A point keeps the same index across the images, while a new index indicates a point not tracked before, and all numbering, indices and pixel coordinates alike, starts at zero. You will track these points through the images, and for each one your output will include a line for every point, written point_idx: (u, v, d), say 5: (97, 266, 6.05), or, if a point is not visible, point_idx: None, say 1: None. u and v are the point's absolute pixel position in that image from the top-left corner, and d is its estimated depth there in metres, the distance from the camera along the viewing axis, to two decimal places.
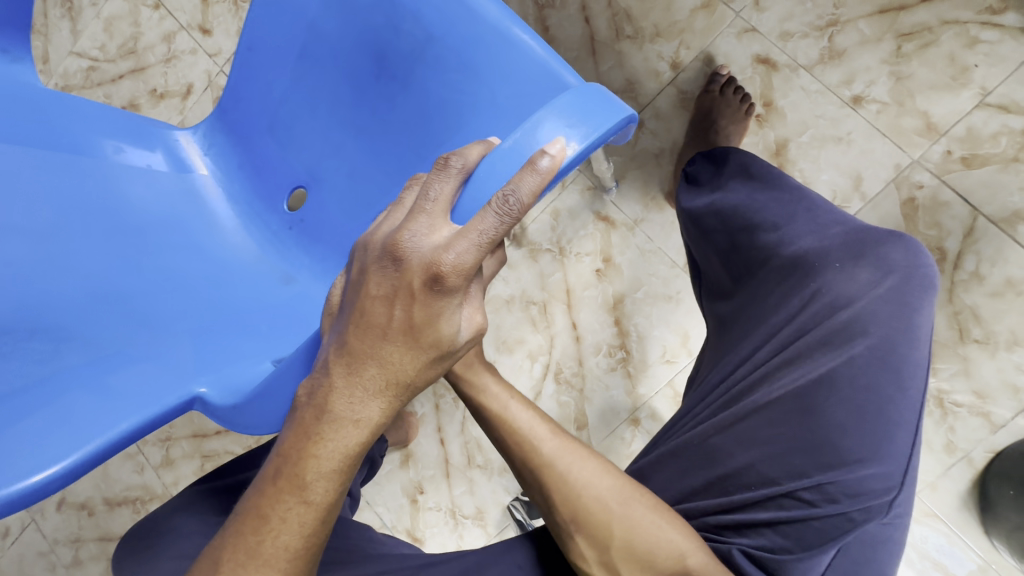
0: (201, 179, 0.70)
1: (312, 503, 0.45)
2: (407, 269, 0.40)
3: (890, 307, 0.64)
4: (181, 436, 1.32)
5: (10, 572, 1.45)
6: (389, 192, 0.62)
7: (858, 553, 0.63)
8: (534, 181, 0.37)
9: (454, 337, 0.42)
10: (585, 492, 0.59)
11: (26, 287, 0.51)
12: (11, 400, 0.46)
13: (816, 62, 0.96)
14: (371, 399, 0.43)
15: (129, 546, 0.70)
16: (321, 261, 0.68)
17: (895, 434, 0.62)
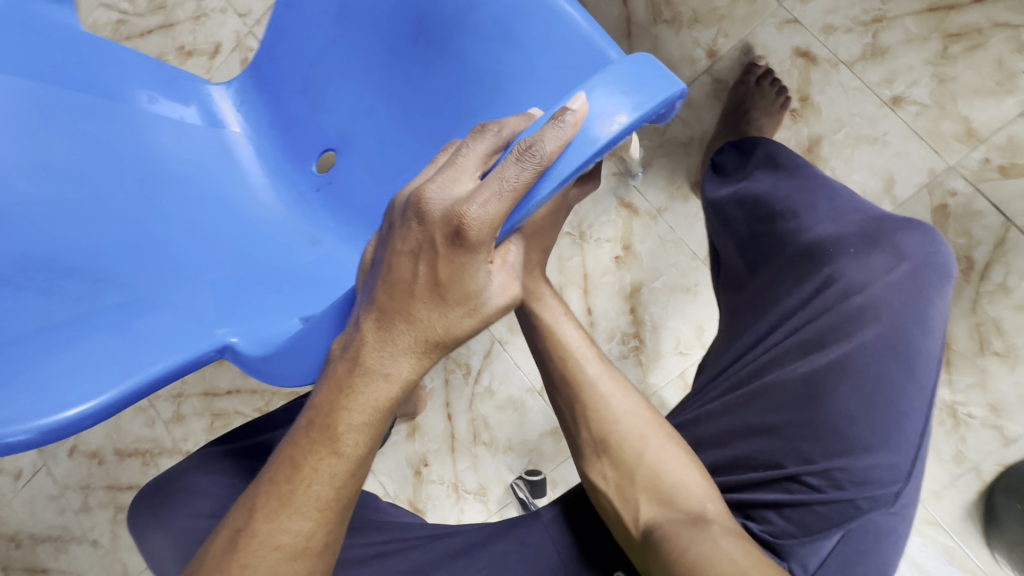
0: (232, 135, 0.70)
1: (344, 455, 0.45)
2: (428, 221, 0.40)
3: (903, 295, 0.63)
4: (192, 394, 1.34)
5: (21, 513, 1.49)
6: (420, 158, 0.62)
7: (860, 542, 0.60)
8: (557, 133, 0.36)
9: (482, 296, 0.42)
10: (621, 423, 0.63)
11: (61, 225, 0.52)
12: (45, 335, 0.46)
13: (858, 59, 0.94)
14: (397, 350, 0.43)
15: (150, 506, 0.72)
16: (346, 224, 0.68)
17: (903, 424, 0.61)
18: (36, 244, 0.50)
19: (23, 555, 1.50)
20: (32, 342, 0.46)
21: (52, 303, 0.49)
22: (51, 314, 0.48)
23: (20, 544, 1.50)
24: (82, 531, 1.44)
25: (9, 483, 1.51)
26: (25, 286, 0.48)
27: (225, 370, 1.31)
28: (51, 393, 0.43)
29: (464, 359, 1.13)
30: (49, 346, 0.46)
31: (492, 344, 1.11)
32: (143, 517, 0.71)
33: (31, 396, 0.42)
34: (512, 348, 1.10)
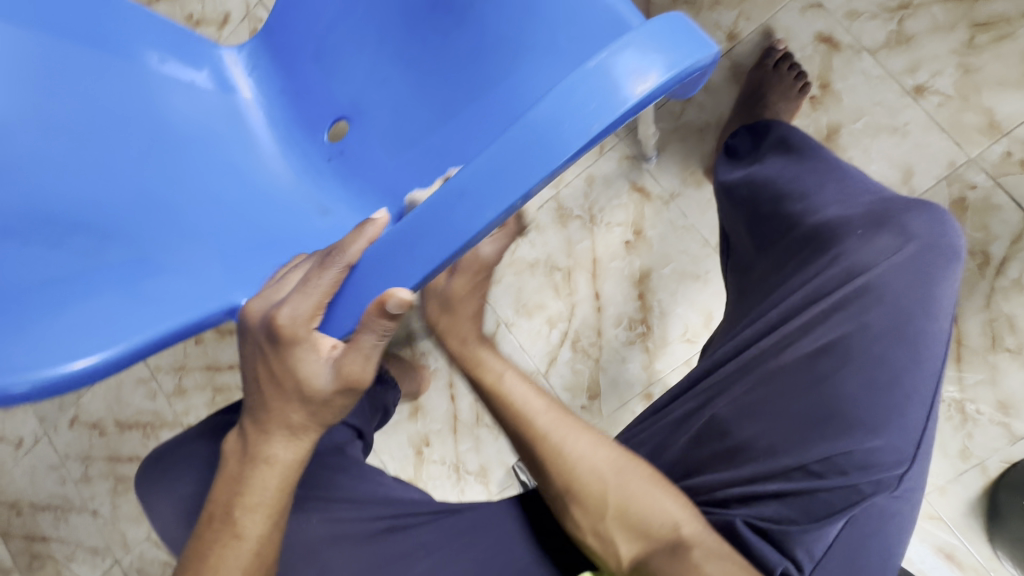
0: (243, 100, 0.69)
1: (259, 503, 0.52)
2: (248, 326, 0.48)
3: (903, 276, 0.62)
4: (195, 367, 1.34)
5: (22, 481, 1.50)
6: (434, 129, 0.61)
7: (865, 524, 0.60)
8: (358, 240, 0.41)
9: (326, 380, 0.47)
10: (580, 464, 0.58)
11: (69, 180, 0.51)
12: (49, 290, 0.45)
13: (882, 46, 0.92)
14: (271, 412, 0.50)
15: (155, 472, 0.72)
16: (359, 196, 0.67)
17: (908, 408, 0.61)
18: (37, 198, 0.49)
19: (23, 523, 1.51)
20: (39, 296, 0.44)
21: (57, 257, 0.47)
22: (59, 267, 0.47)
23: (21, 512, 1.51)
24: (83, 501, 1.44)
25: (10, 451, 1.51)
26: (31, 241, 0.47)
27: (228, 344, 1.30)
28: (49, 345, 0.41)
29: None
30: (55, 300, 0.44)
31: (498, 326, 1.10)
32: (149, 483, 0.71)
33: (33, 348, 0.41)
34: (517, 331, 1.10)
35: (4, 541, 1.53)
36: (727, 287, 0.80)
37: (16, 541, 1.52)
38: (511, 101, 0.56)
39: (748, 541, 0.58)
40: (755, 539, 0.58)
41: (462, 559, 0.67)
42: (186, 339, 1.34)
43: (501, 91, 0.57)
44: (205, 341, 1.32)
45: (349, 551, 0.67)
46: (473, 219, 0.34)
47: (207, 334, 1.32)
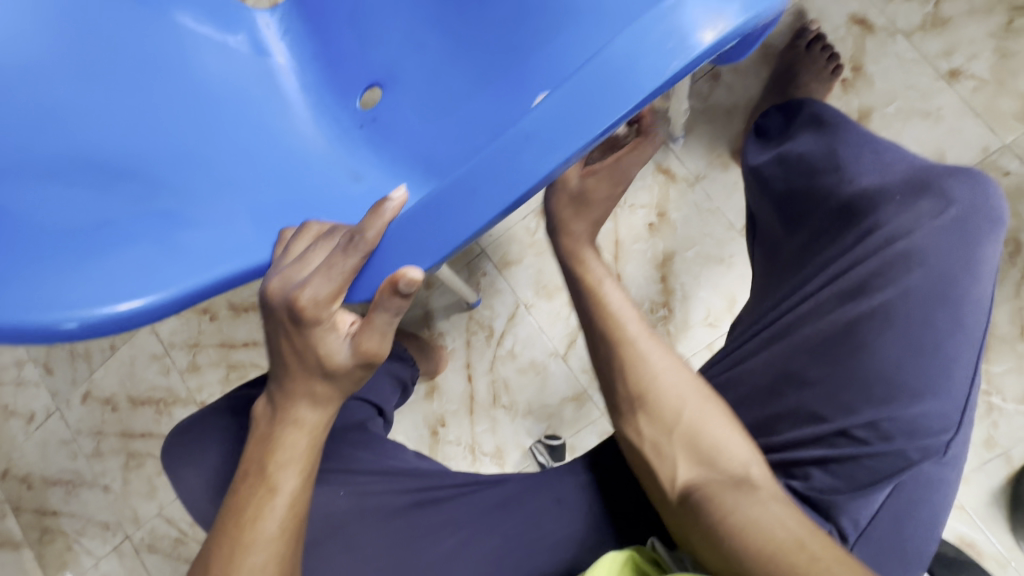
0: (277, 64, 0.67)
1: (279, 490, 0.49)
2: (270, 306, 0.45)
3: (949, 240, 0.61)
4: (209, 344, 1.33)
5: (33, 455, 1.50)
6: (471, 95, 0.60)
7: (911, 491, 0.61)
8: (378, 223, 0.40)
9: (343, 356, 0.46)
10: (659, 380, 0.58)
11: (101, 126, 0.49)
12: (80, 237, 0.42)
13: (917, 28, 0.91)
14: (292, 383, 0.48)
15: (182, 444, 0.71)
16: (393, 162, 0.65)
17: (952, 370, 0.60)
18: (77, 143, 0.47)
19: (34, 497, 1.50)
20: (85, 236, 0.42)
21: (101, 197, 0.45)
22: (104, 207, 0.45)
23: (32, 486, 1.50)
24: (94, 476, 1.44)
25: (22, 425, 1.51)
26: (78, 183, 0.45)
27: (244, 322, 1.30)
28: (78, 283, 0.40)
29: (486, 321, 1.12)
30: (101, 241, 0.43)
31: (518, 306, 1.10)
32: (176, 455, 0.71)
33: (70, 287, 0.40)
34: (536, 313, 1.09)
35: (14, 515, 1.53)
36: (756, 266, 0.79)
37: (26, 515, 1.51)
38: (555, 69, 0.54)
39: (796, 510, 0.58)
40: (803, 507, 0.58)
41: (493, 539, 0.67)
42: (201, 316, 1.34)
43: (543, 57, 0.55)
44: (220, 318, 1.32)
45: (380, 524, 0.68)
46: (543, 161, 0.33)
47: (223, 311, 1.32)
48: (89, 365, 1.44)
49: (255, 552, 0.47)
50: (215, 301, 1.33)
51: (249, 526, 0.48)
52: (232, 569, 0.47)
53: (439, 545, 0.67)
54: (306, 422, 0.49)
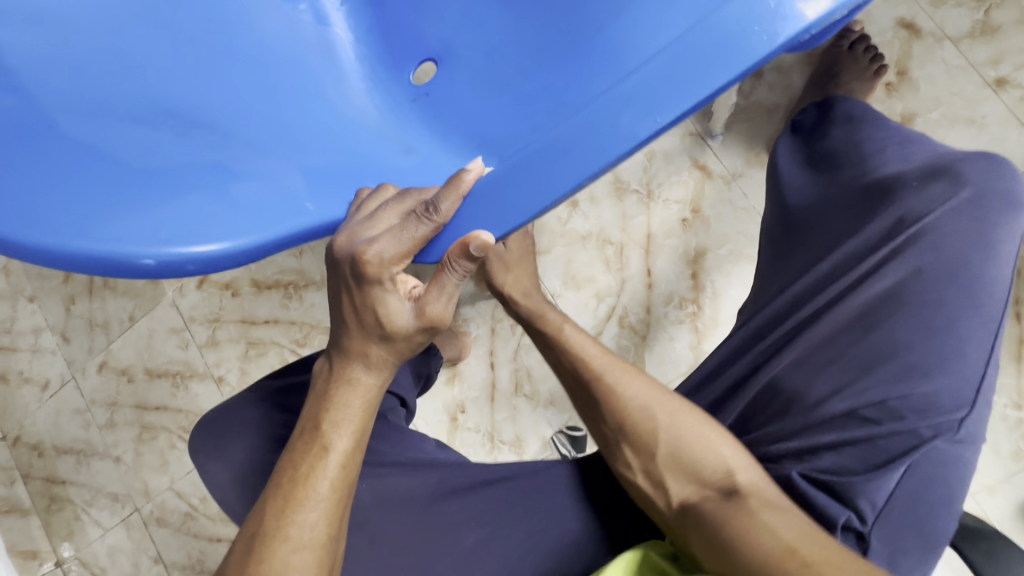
0: (337, 35, 0.65)
1: (334, 449, 0.47)
2: (335, 258, 0.44)
3: (965, 221, 0.58)
4: (230, 320, 1.33)
5: (45, 424, 1.50)
6: (531, 72, 0.56)
7: (927, 473, 0.53)
8: (456, 195, 0.40)
9: (404, 323, 0.45)
10: (635, 406, 0.58)
11: (163, 81, 0.49)
12: (126, 181, 0.41)
13: (965, 35, 0.91)
14: (351, 343, 0.47)
15: (213, 430, 0.65)
16: (445, 136, 0.61)
17: (964, 350, 0.55)
18: (149, 93, 0.48)
19: (43, 466, 1.50)
20: (161, 176, 0.42)
21: (177, 142, 0.45)
22: (176, 153, 0.44)
23: (42, 454, 1.50)
24: (105, 447, 1.44)
25: (35, 392, 1.51)
26: (160, 128, 0.46)
27: (266, 299, 1.31)
28: (158, 223, 0.41)
29: None
30: (169, 182, 0.42)
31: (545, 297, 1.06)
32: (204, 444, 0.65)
33: (130, 230, 0.40)
34: (563, 304, 1.06)
35: (22, 483, 1.52)
36: (761, 245, 0.73)
37: (35, 484, 1.51)
38: (619, 46, 0.49)
39: (806, 493, 0.53)
40: (813, 492, 0.53)
41: (516, 533, 0.60)
42: (222, 291, 1.34)
43: (602, 32, 0.50)
44: (243, 294, 1.32)
45: (401, 515, 0.60)
46: (640, 124, 0.33)
47: (245, 288, 1.32)
48: (106, 336, 1.44)
49: (307, 509, 0.45)
50: (238, 278, 1.33)
51: (305, 482, 0.46)
52: (283, 524, 0.45)
53: (464, 543, 0.59)
54: (369, 387, 0.48)
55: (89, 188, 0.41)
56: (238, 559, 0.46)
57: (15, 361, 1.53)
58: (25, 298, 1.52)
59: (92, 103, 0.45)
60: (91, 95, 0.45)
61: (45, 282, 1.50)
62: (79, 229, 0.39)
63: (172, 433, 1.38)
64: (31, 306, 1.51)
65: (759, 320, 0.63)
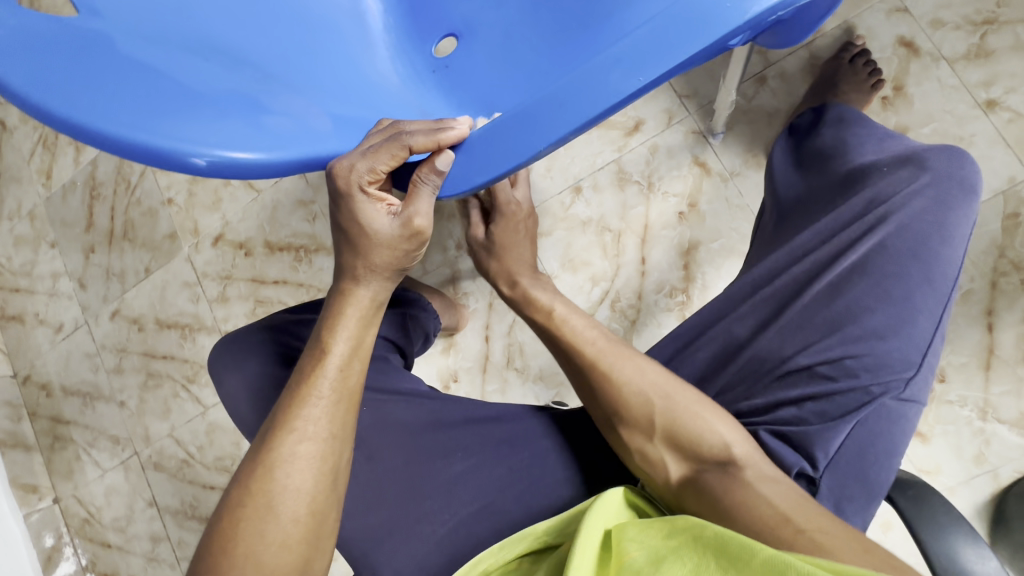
0: (367, 7, 0.70)
1: (330, 354, 0.52)
2: (325, 175, 0.49)
3: (927, 202, 0.62)
4: (241, 278, 1.39)
5: (55, 364, 1.56)
6: (541, 54, 0.61)
7: (874, 426, 0.57)
8: (429, 134, 0.45)
9: (386, 231, 0.50)
10: (626, 389, 0.62)
11: (208, 21, 0.54)
12: (170, 93, 0.44)
13: (961, 57, 0.96)
14: (344, 258, 0.52)
15: (232, 349, 0.70)
16: (457, 106, 0.67)
17: (917, 319, 0.59)
18: (195, 29, 0.52)
19: (50, 405, 1.56)
20: (214, 95, 0.46)
21: (227, 72, 0.50)
22: (221, 79, 0.48)
23: (50, 394, 1.56)
24: (111, 391, 1.50)
25: (48, 334, 1.58)
26: (211, 59, 0.50)
27: (277, 261, 1.36)
28: (196, 130, 0.44)
29: None
30: (209, 100, 0.45)
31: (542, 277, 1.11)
32: (223, 359, 0.69)
33: (175, 132, 0.43)
34: (559, 285, 1.11)
35: (29, 420, 1.59)
36: (759, 226, 0.79)
37: (40, 422, 1.57)
38: (613, 28, 0.56)
39: (772, 450, 0.58)
40: (776, 445, 0.58)
41: (497, 469, 0.65)
42: (236, 251, 1.40)
43: (601, 19, 0.57)
44: (255, 254, 1.38)
45: (399, 442, 0.65)
46: (626, 82, 0.38)
47: (258, 249, 1.38)
48: (121, 285, 1.50)
49: (310, 405, 0.50)
50: (252, 239, 1.39)
51: (307, 382, 0.51)
52: (291, 418, 0.50)
53: (449, 471, 0.64)
54: (363, 299, 0.53)
55: (132, 92, 0.43)
56: (252, 450, 0.50)
57: (32, 304, 1.60)
58: (47, 244, 1.59)
59: (140, 29, 0.49)
60: (142, 23, 0.49)
61: (67, 231, 1.57)
62: (125, 123, 0.42)
63: (175, 382, 1.43)
64: (52, 252, 1.58)
65: (742, 286, 0.66)
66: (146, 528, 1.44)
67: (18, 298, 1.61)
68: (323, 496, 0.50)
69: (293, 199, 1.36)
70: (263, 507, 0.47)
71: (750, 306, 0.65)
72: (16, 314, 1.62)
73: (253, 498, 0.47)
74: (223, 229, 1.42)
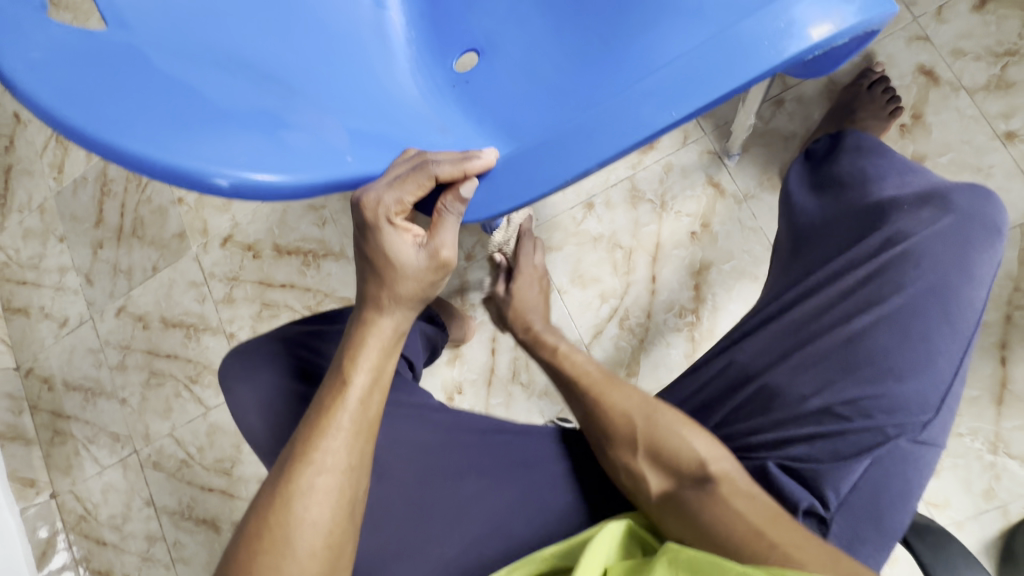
0: (391, 19, 0.70)
1: (350, 385, 0.51)
2: (352, 209, 0.49)
3: (947, 243, 0.61)
4: (248, 280, 1.39)
5: (58, 359, 1.56)
6: (562, 73, 0.61)
7: (889, 468, 0.56)
8: (456, 164, 0.44)
9: (412, 264, 0.49)
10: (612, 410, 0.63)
11: (233, 35, 0.54)
12: (191, 111, 0.44)
13: (981, 87, 0.95)
14: (367, 286, 0.52)
15: (245, 360, 0.70)
16: (478, 122, 0.65)
17: (935, 360, 0.59)
18: (218, 43, 0.52)
19: (51, 399, 1.56)
20: (236, 113, 0.46)
21: (251, 88, 0.49)
22: (246, 97, 0.48)
23: (52, 388, 1.56)
24: (113, 388, 1.49)
25: (53, 328, 1.58)
26: (236, 74, 0.50)
27: (285, 264, 1.36)
28: (219, 149, 0.43)
29: None
30: (229, 118, 0.45)
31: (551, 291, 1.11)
32: (235, 370, 0.69)
33: (197, 151, 0.43)
34: (567, 300, 1.10)
35: (30, 413, 1.58)
36: (775, 250, 0.77)
37: (42, 416, 1.57)
38: (637, 59, 0.56)
39: (781, 484, 0.57)
40: (789, 483, 0.57)
41: (507, 489, 0.64)
42: (245, 252, 1.40)
43: (625, 48, 0.57)
44: (263, 257, 1.38)
45: (408, 460, 0.65)
46: (658, 115, 0.37)
47: (266, 251, 1.38)
48: (128, 282, 1.50)
49: (329, 437, 0.49)
50: (261, 241, 1.39)
51: (328, 412, 0.50)
52: (308, 449, 0.49)
53: (458, 491, 0.64)
54: (386, 329, 0.52)
55: (159, 112, 0.43)
56: (271, 479, 0.49)
57: (38, 297, 1.60)
58: (56, 238, 1.59)
59: (164, 42, 0.48)
60: (166, 36, 0.49)
61: (76, 225, 1.57)
62: (149, 140, 0.42)
63: (178, 381, 1.43)
64: (60, 246, 1.58)
65: (760, 317, 0.67)
66: (142, 527, 1.43)
67: (24, 291, 1.61)
68: (340, 530, 0.48)
69: (304, 203, 1.36)
70: (280, 541, 0.46)
71: (765, 338, 0.65)
72: (21, 307, 1.62)
73: (271, 530, 0.46)
74: (232, 230, 1.42)
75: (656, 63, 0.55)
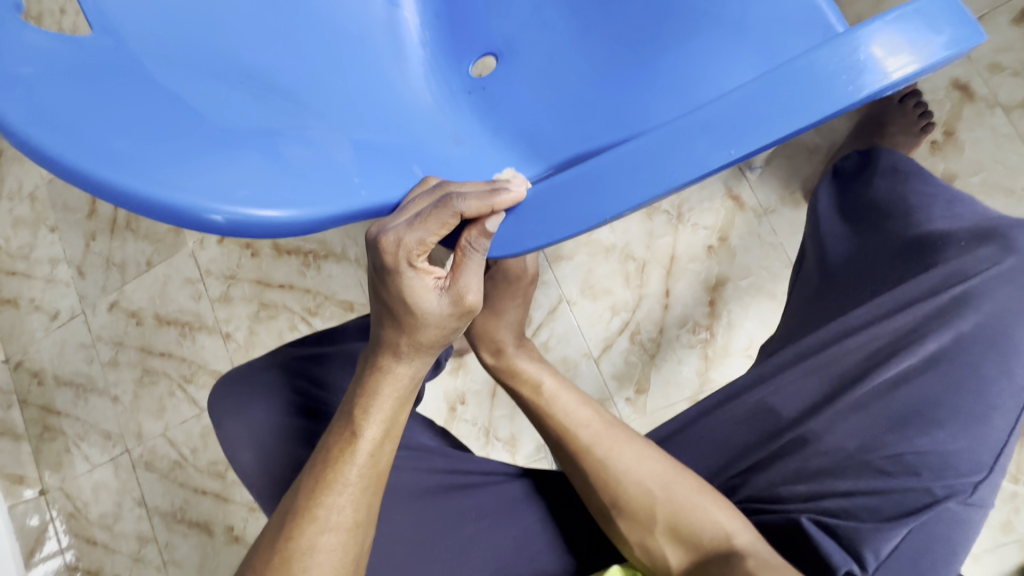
0: (404, 18, 0.65)
1: (360, 437, 0.47)
2: (370, 247, 0.45)
3: (1010, 288, 0.58)
4: (246, 279, 1.34)
5: (50, 352, 1.52)
6: (590, 84, 0.57)
7: (933, 529, 0.54)
8: (482, 199, 0.40)
9: (435, 311, 0.45)
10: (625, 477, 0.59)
11: (234, 42, 0.49)
12: (184, 135, 0.40)
13: (1018, 104, 0.91)
14: (385, 331, 0.48)
15: (235, 392, 0.66)
16: (496, 133, 0.61)
17: (990, 417, 0.55)
18: (216, 50, 0.47)
19: (41, 394, 1.52)
20: (235, 134, 0.41)
21: (253, 103, 0.45)
22: (247, 115, 0.43)
23: (42, 382, 1.52)
24: (105, 385, 1.45)
25: (44, 321, 1.53)
26: (238, 87, 0.46)
27: (285, 264, 1.32)
28: (219, 179, 0.39)
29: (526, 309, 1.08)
30: (226, 140, 0.41)
31: (559, 302, 1.07)
32: (225, 404, 0.66)
33: (193, 184, 0.39)
34: (576, 312, 1.06)
35: (19, 407, 1.54)
36: (801, 278, 0.75)
37: (31, 410, 1.53)
38: (679, 83, 0.52)
39: (816, 542, 0.53)
40: (824, 541, 0.53)
41: (512, 530, 0.63)
42: (242, 250, 1.35)
43: (663, 69, 0.53)
44: (261, 255, 1.33)
45: (411, 501, 0.63)
46: (713, 154, 0.33)
47: (265, 250, 1.33)
48: (121, 276, 1.45)
49: (336, 493, 0.46)
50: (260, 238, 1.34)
51: (334, 466, 0.47)
52: (313, 505, 0.46)
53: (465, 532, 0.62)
54: (402, 377, 0.49)
55: (150, 135, 0.39)
56: (270, 534, 0.46)
57: (28, 288, 1.55)
58: (47, 227, 1.54)
59: (158, 51, 0.44)
60: (160, 44, 0.44)
61: (68, 215, 1.52)
62: (142, 171, 0.38)
63: (172, 380, 1.39)
64: (52, 236, 1.53)
65: (794, 350, 0.63)
66: (134, 528, 1.40)
67: (15, 281, 1.57)
68: None
69: None
70: None
71: (798, 378, 0.61)
72: (12, 297, 1.57)
73: None
74: None
75: (702, 95, 0.51)
